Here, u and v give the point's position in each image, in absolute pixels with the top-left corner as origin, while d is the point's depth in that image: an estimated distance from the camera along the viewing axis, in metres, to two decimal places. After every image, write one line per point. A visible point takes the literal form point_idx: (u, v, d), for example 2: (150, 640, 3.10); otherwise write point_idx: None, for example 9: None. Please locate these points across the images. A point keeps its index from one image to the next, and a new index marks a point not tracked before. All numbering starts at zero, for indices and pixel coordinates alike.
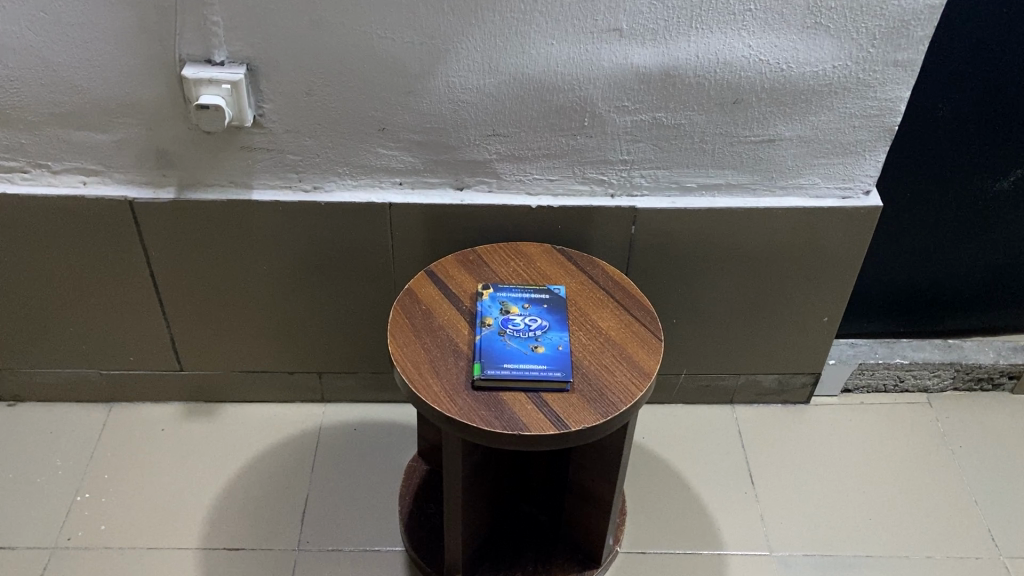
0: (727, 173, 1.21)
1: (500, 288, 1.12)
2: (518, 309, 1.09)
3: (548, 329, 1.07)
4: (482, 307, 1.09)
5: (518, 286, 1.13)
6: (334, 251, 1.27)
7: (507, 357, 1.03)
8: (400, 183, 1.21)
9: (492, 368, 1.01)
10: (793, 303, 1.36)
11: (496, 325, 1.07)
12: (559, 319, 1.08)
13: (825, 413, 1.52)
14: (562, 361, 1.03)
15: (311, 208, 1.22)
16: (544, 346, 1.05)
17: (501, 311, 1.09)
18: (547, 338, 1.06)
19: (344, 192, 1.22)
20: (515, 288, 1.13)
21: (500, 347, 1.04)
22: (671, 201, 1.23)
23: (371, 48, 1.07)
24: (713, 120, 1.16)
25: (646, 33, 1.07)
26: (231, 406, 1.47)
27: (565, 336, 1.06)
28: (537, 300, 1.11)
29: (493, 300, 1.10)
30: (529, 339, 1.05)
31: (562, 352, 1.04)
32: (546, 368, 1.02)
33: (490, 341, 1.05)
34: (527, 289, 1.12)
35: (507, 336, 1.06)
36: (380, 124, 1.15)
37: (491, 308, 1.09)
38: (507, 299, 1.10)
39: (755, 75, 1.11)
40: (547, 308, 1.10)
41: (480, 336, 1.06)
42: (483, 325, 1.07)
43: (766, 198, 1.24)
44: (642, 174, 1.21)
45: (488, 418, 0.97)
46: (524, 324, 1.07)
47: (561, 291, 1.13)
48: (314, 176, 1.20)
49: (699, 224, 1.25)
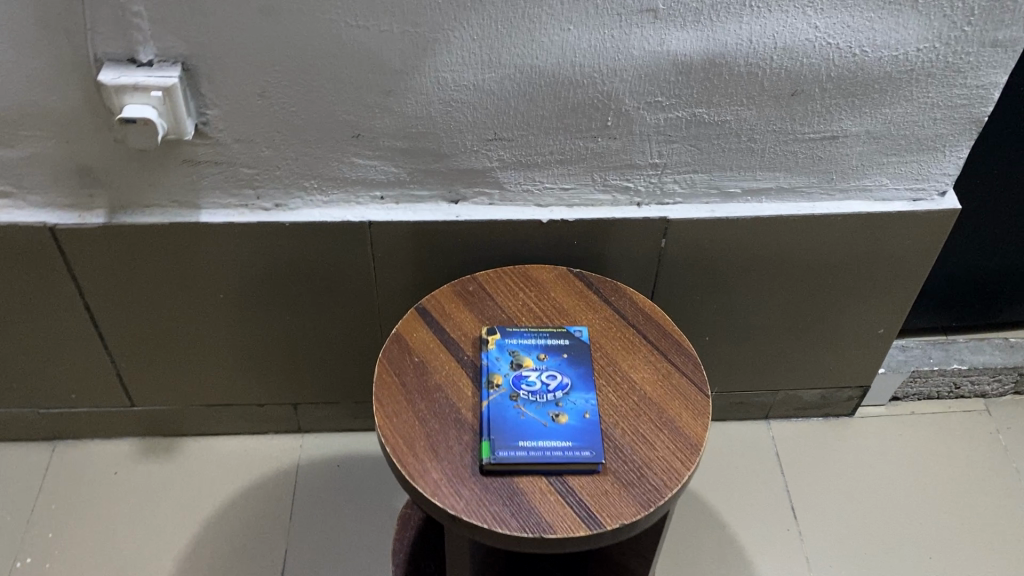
0: (778, 176, 1.00)
1: (508, 335, 0.92)
2: (533, 364, 0.89)
3: (570, 390, 0.87)
4: (488, 362, 0.89)
5: (530, 329, 0.93)
6: (305, 276, 1.06)
7: (523, 432, 0.83)
8: (381, 197, 1.00)
9: (505, 449, 0.82)
10: (845, 315, 1.17)
11: (506, 387, 0.87)
12: (583, 376, 0.89)
13: (870, 427, 1.35)
14: (591, 435, 0.84)
15: (274, 230, 1.00)
16: (567, 414, 0.85)
17: (511, 367, 0.89)
18: (570, 403, 0.86)
19: (313, 209, 1.00)
20: (526, 333, 0.92)
21: (513, 417, 0.85)
22: (709, 210, 1.03)
23: (339, 39, 0.84)
24: (765, 115, 0.94)
25: (688, 13, 0.84)
26: (195, 441, 1.28)
27: (592, 399, 0.87)
28: (554, 350, 0.91)
29: (501, 352, 0.90)
30: (548, 406, 0.86)
31: (590, 422, 0.85)
32: (572, 445, 0.82)
33: (500, 410, 0.85)
34: (541, 334, 0.92)
35: (520, 402, 0.86)
36: (354, 130, 0.92)
37: (499, 363, 0.89)
38: (518, 351, 0.90)
39: (820, 61, 0.89)
40: (567, 360, 0.90)
41: (488, 402, 0.86)
42: (491, 387, 0.87)
43: (821, 203, 1.04)
44: (675, 179, 1.00)
45: (503, 513, 0.78)
46: (540, 386, 0.87)
47: (582, 336, 0.93)
48: (274, 192, 0.98)
49: (742, 234, 1.04)
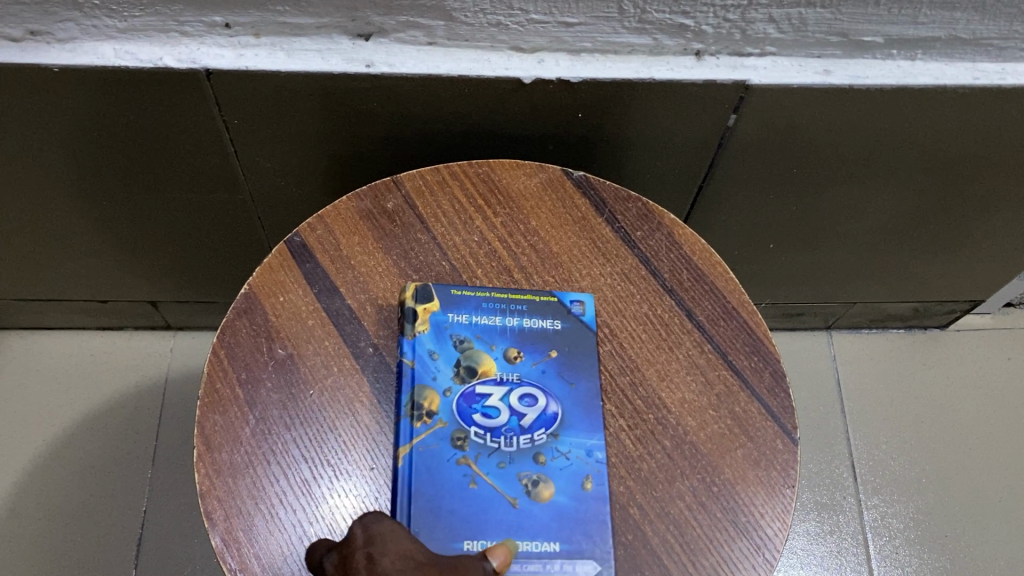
0: (955, 19, 0.55)
1: (454, 308, 0.52)
2: (495, 373, 0.50)
3: (560, 430, 0.49)
4: (415, 364, 0.50)
5: (494, 296, 0.53)
6: (116, 146, 0.63)
7: (469, 525, 0.46)
8: (225, 25, 0.54)
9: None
10: (988, 220, 0.76)
11: (446, 422, 0.49)
12: (582, 402, 0.50)
13: (969, 343, 0.98)
14: (592, 532, 0.46)
15: (37, 77, 0.56)
16: (552, 483, 0.47)
17: (457, 378, 0.50)
18: (559, 460, 0.48)
19: (103, 43, 0.55)
20: (486, 305, 0.53)
21: (453, 488, 0.47)
22: (820, 70, 0.58)
23: None
24: None
25: None
26: (19, 339, 0.90)
27: (597, 450, 0.49)
28: (533, 344, 0.52)
29: (439, 344, 0.51)
30: (519, 466, 0.48)
31: (593, 501, 0.47)
32: (557, 555, 0.45)
33: (429, 471, 0.47)
34: (513, 309, 0.53)
35: (469, 455, 0.48)
36: None
37: (435, 369, 0.50)
38: (470, 344, 0.51)
39: None
40: (555, 367, 0.51)
41: (410, 452, 0.47)
42: (417, 419, 0.49)
43: (1014, 65, 0.59)
44: (770, 15, 0.54)
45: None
46: (507, 419, 0.49)
47: (584, 315, 0.53)
48: (21, 11, 0.52)
49: (866, 111, 0.61)
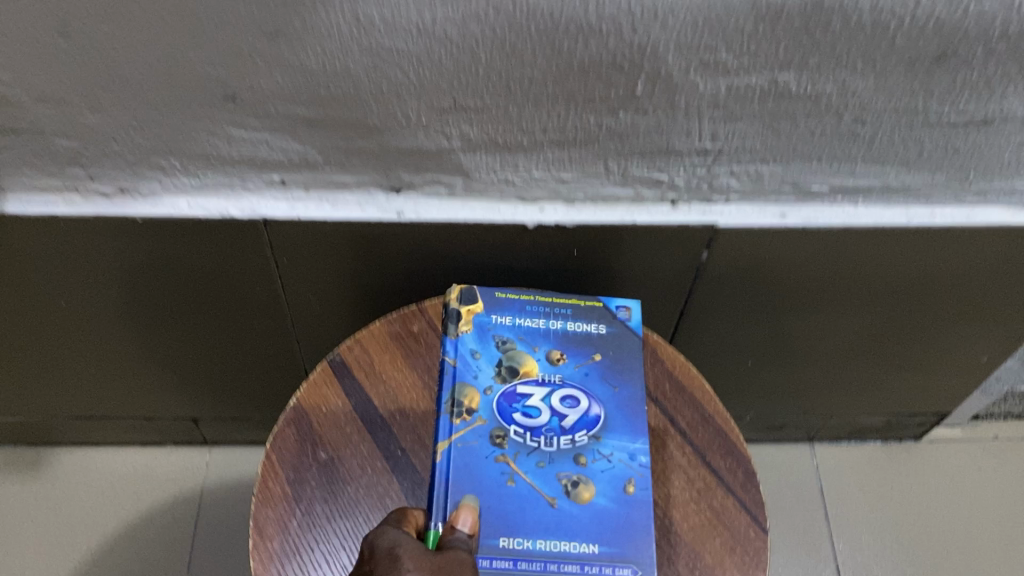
0: (887, 171, 0.66)
1: (497, 312, 0.62)
2: (537, 374, 0.60)
3: (602, 434, 0.58)
4: (457, 363, 0.59)
5: (540, 305, 0.63)
6: (180, 282, 0.73)
7: (510, 524, 0.53)
8: (280, 182, 0.65)
9: (478, 556, 0.51)
10: (941, 339, 0.85)
11: (485, 420, 0.57)
12: (621, 406, 0.59)
13: (943, 454, 1.05)
14: (630, 534, 0.54)
15: (122, 226, 0.67)
16: (592, 485, 0.55)
17: (498, 377, 0.59)
18: (599, 462, 0.56)
19: (179, 197, 0.66)
20: (530, 310, 0.63)
21: (492, 486, 0.54)
22: (777, 214, 0.69)
23: None
24: (889, 87, 0.59)
25: None
26: (69, 455, 0.98)
27: (637, 455, 0.57)
28: (577, 349, 0.62)
29: (481, 345, 0.60)
30: (561, 466, 0.56)
31: (631, 505, 0.55)
32: (596, 556, 0.53)
33: (468, 465, 0.55)
34: (556, 315, 0.63)
35: (507, 453, 0.56)
36: (225, 91, 0.57)
37: (477, 368, 0.59)
38: (512, 345, 0.61)
39: (997, 10, 0.53)
40: (596, 372, 0.61)
41: (449, 446, 0.55)
42: (457, 416, 0.57)
43: (942, 209, 0.70)
44: (732, 171, 0.65)
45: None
46: (548, 420, 0.57)
47: (629, 320, 0.64)
48: (115, 173, 0.64)
49: (819, 248, 0.72)
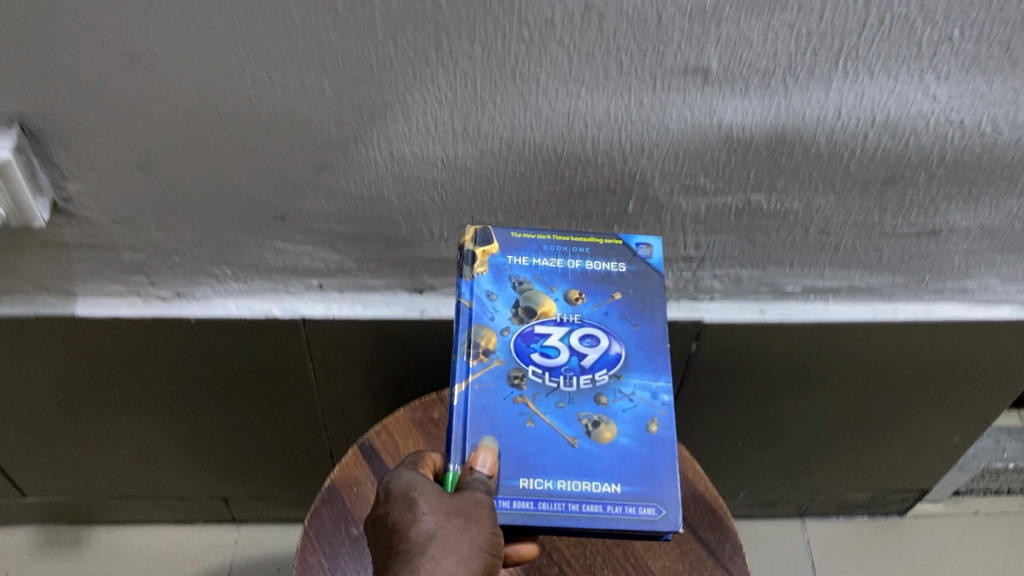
0: (852, 274, 0.75)
1: (512, 252, 0.61)
2: (556, 314, 0.59)
3: (623, 371, 0.58)
4: (473, 304, 0.59)
5: (555, 243, 0.62)
6: (223, 373, 0.82)
7: (530, 466, 0.54)
8: (318, 286, 0.75)
9: (497, 496, 0.52)
10: (914, 421, 0.92)
11: (502, 360, 0.57)
12: (641, 343, 0.59)
13: (927, 529, 1.12)
14: (653, 472, 0.54)
15: (177, 326, 0.75)
16: (613, 424, 0.56)
17: (515, 318, 0.59)
18: (620, 402, 0.57)
19: (228, 300, 0.75)
20: (547, 250, 0.62)
21: (512, 426, 0.55)
22: (757, 310, 0.78)
23: (245, 101, 0.58)
24: (847, 206, 0.68)
25: (752, 76, 0.58)
26: (106, 533, 1.05)
27: (658, 394, 0.58)
28: (595, 287, 0.61)
29: (498, 286, 0.60)
30: (581, 406, 0.56)
31: (653, 442, 0.56)
32: (620, 494, 0.53)
33: (488, 406, 0.55)
34: (574, 254, 0.62)
35: (526, 394, 0.56)
36: (276, 211, 0.67)
37: (493, 309, 0.59)
38: (529, 285, 0.60)
39: (933, 141, 0.63)
40: (617, 310, 0.60)
41: (467, 388, 0.56)
42: (475, 358, 0.57)
43: (904, 305, 0.78)
44: (714, 275, 0.75)
45: (386, 565, 0.46)
46: (567, 359, 0.58)
47: (651, 257, 0.63)
48: (174, 280, 0.73)
49: (796, 341, 0.80)
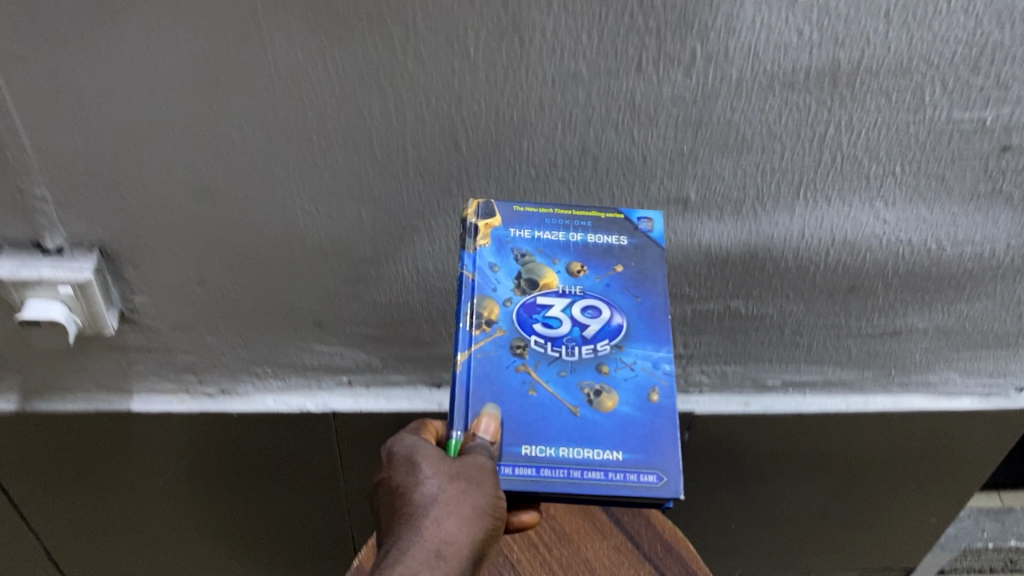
0: (826, 369, 0.84)
1: (515, 226, 0.60)
2: (558, 286, 0.58)
3: (625, 342, 0.56)
4: (476, 275, 0.57)
5: (558, 215, 0.61)
6: (259, 461, 0.90)
7: (533, 433, 0.52)
8: (347, 382, 0.83)
9: (500, 464, 0.51)
10: (893, 503, 0.99)
11: (505, 330, 0.56)
12: (643, 314, 0.57)
13: None
14: (656, 442, 0.53)
15: (220, 418, 0.84)
16: (615, 393, 0.54)
17: (517, 290, 0.57)
18: (623, 370, 0.55)
19: (267, 395, 0.84)
20: (549, 222, 0.60)
21: (515, 394, 0.54)
22: (742, 402, 0.86)
23: (293, 227, 0.68)
24: (816, 310, 0.77)
25: (726, 203, 0.68)
26: None
27: (660, 363, 0.56)
28: (598, 260, 0.59)
29: (500, 258, 0.58)
30: (583, 375, 0.55)
31: (656, 412, 0.54)
32: (623, 463, 0.52)
33: (491, 375, 0.54)
34: (576, 227, 0.61)
35: (529, 363, 0.55)
36: (314, 317, 0.76)
37: (495, 281, 0.57)
38: (531, 258, 0.58)
39: (887, 257, 0.72)
40: (619, 282, 0.58)
41: (469, 356, 0.54)
42: (477, 328, 0.55)
43: (874, 397, 0.87)
44: (702, 370, 0.84)
45: (396, 522, 0.51)
46: (569, 330, 0.56)
47: (651, 231, 0.61)
48: (220, 378, 0.82)
49: (778, 430, 0.88)
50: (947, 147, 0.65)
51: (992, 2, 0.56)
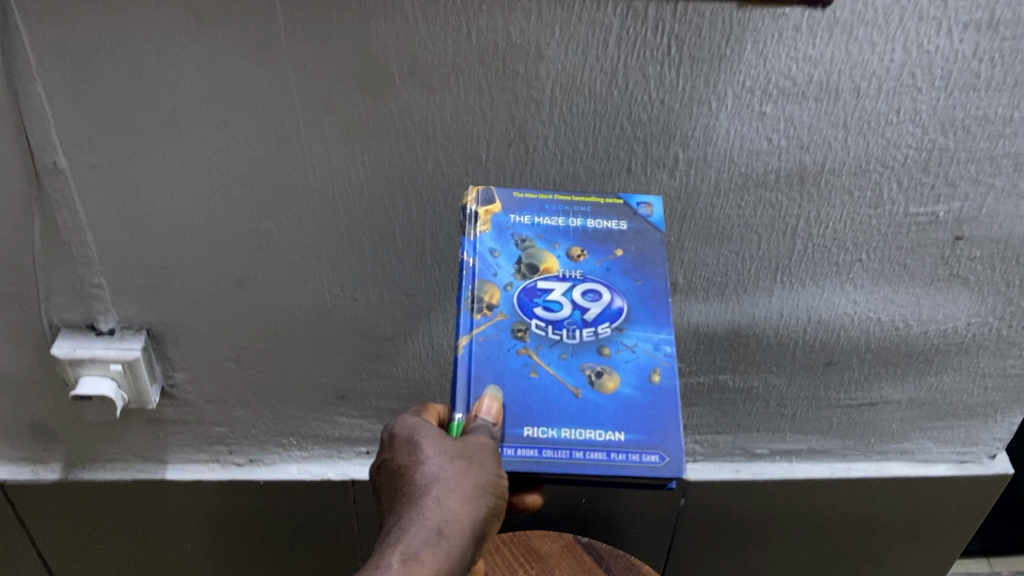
0: (810, 438, 0.90)
1: (516, 212, 0.61)
2: (557, 271, 0.59)
3: (625, 324, 0.57)
4: (477, 261, 0.58)
5: (557, 203, 0.62)
6: (281, 528, 0.95)
7: (535, 414, 0.53)
8: (367, 452, 0.90)
9: (502, 445, 0.52)
10: (882, 567, 1.04)
11: (506, 314, 0.56)
12: (643, 297, 0.58)
13: None
14: (656, 421, 0.54)
15: (247, 486, 0.90)
16: (616, 374, 0.55)
17: (518, 274, 0.58)
18: (623, 352, 0.56)
19: (291, 464, 0.90)
20: (549, 210, 0.62)
21: (517, 376, 0.54)
22: (733, 470, 0.93)
23: (321, 309, 0.75)
24: (797, 383, 0.84)
25: (711, 287, 0.75)
26: None
27: (660, 344, 0.57)
28: (597, 245, 0.60)
29: (501, 244, 0.59)
30: (584, 358, 0.55)
31: (656, 392, 0.55)
32: (625, 444, 0.52)
33: (493, 357, 0.54)
34: (576, 213, 0.62)
35: (530, 346, 0.55)
36: (338, 391, 0.83)
37: (496, 266, 0.58)
38: (532, 244, 0.59)
39: (859, 334, 0.80)
40: (618, 266, 0.59)
41: (471, 340, 0.55)
42: (479, 312, 0.56)
43: (856, 464, 0.93)
44: (696, 439, 0.90)
45: (396, 504, 0.51)
46: (570, 313, 0.57)
47: (651, 216, 0.62)
48: (249, 448, 0.89)
49: (768, 496, 0.94)
50: (906, 238, 0.72)
51: (935, 115, 0.64)
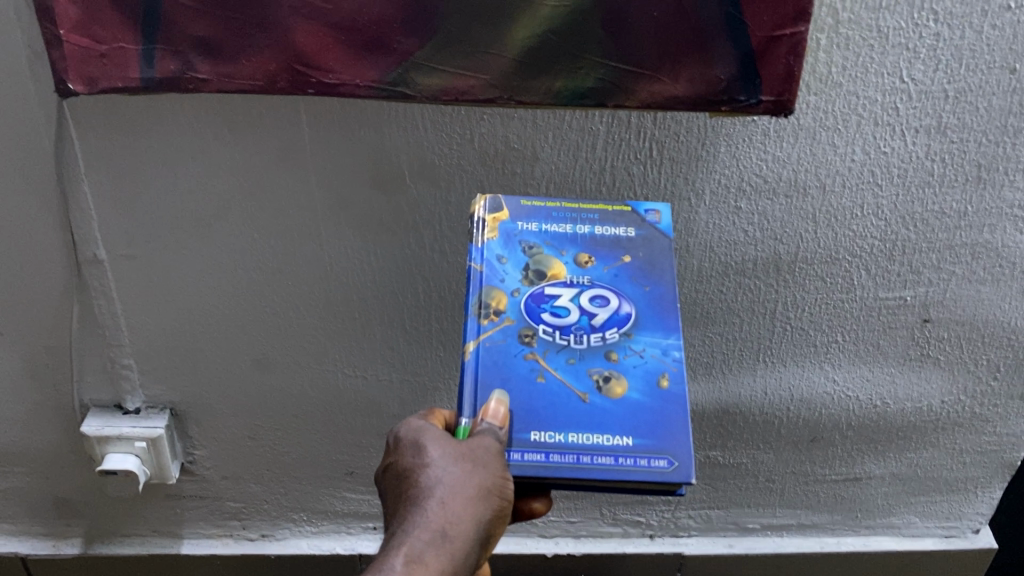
0: (799, 512, 0.94)
1: (523, 220, 0.60)
2: (566, 277, 0.57)
3: (634, 330, 0.56)
4: (484, 268, 0.57)
5: (564, 210, 0.61)
6: None
7: (542, 418, 0.53)
8: (374, 527, 0.93)
9: (509, 450, 0.51)
10: None
11: (513, 320, 0.55)
12: (651, 304, 0.57)
13: None
14: (664, 427, 0.53)
15: (259, 561, 0.94)
16: (624, 379, 0.54)
17: (525, 280, 0.57)
18: (631, 358, 0.55)
19: (301, 539, 0.94)
20: (558, 217, 0.60)
21: (525, 382, 0.53)
22: (726, 544, 0.96)
23: (334, 388, 0.81)
24: (783, 458, 0.89)
25: (698, 366, 0.81)
26: None
27: (668, 349, 0.56)
28: (605, 252, 0.59)
29: (508, 251, 0.58)
30: (591, 362, 0.54)
31: (665, 398, 0.54)
32: (633, 449, 0.52)
33: (500, 362, 0.54)
34: (584, 220, 0.60)
35: (537, 351, 0.54)
36: (347, 467, 0.87)
37: (503, 273, 0.57)
38: (539, 250, 0.58)
39: (840, 411, 0.84)
40: (627, 272, 0.58)
41: (477, 346, 0.54)
42: (486, 318, 0.55)
43: (845, 538, 0.96)
44: (689, 514, 0.94)
45: (399, 507, 0.51)
46: (577, 319, 0.55)
47: (659, 223, 0.61)
48: (261, 523, 0.93)
49: (762, 570, 0.97)
50: (877, 321, 0.78)
51: (895, 210, 0.71)
